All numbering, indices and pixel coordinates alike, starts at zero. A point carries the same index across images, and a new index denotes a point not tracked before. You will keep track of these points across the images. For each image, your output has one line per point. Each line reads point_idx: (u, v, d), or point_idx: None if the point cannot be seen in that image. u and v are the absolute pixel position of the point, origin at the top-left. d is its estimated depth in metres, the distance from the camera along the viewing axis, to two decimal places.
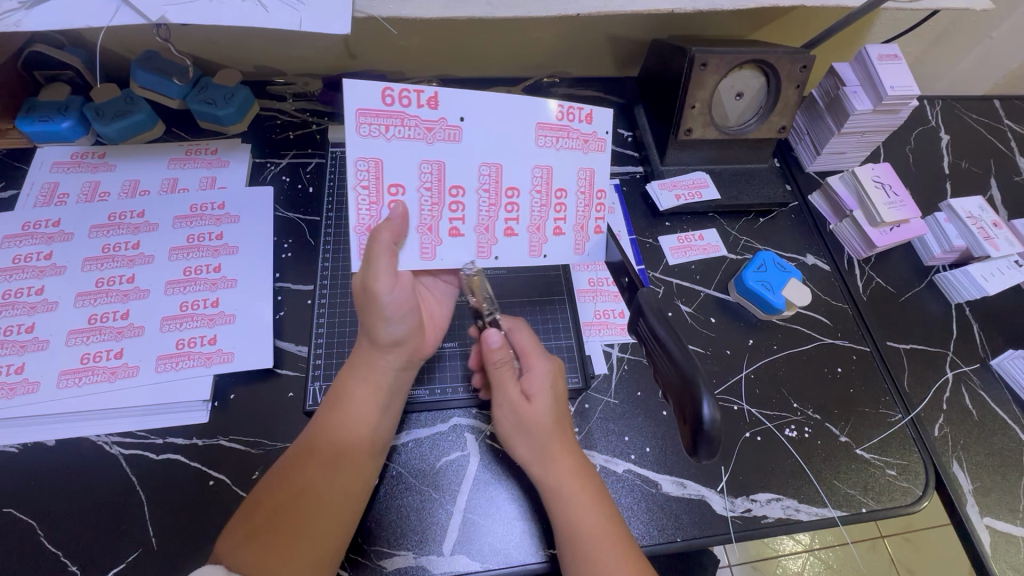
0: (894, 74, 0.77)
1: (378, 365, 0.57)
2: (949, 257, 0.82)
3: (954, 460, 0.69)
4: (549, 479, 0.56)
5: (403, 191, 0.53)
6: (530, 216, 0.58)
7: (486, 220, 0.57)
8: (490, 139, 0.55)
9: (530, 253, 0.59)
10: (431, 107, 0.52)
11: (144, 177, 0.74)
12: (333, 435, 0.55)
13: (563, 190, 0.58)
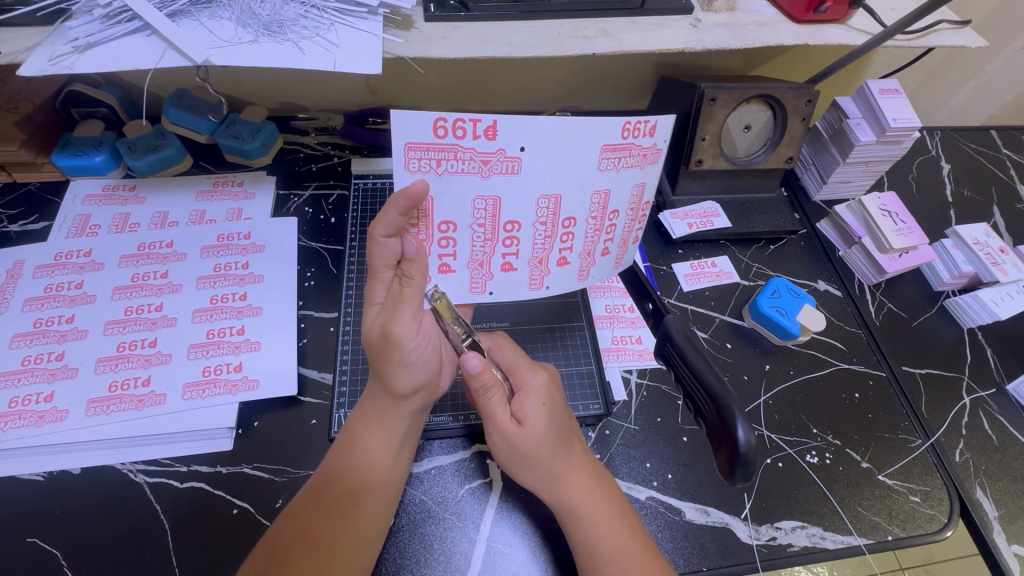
0: (897, 108, 0.80)
1: (393, 412, 0.55)
2: (958, 283, 0.83)
3: (977, 486, 0.68)
4: (565, 503, 0.56)
5: (455, 228, 0.55)
6: (583, 243, 0.59)
7: (539, 252, 0.59)
8: (551, 173, 0.54)
9: (576, 279, 0.62)
10: (488, 138, 0.51)
11: (172, 209, 0.76)
12: (345, 479, 0.54)
13: (615, 212, 0.58)
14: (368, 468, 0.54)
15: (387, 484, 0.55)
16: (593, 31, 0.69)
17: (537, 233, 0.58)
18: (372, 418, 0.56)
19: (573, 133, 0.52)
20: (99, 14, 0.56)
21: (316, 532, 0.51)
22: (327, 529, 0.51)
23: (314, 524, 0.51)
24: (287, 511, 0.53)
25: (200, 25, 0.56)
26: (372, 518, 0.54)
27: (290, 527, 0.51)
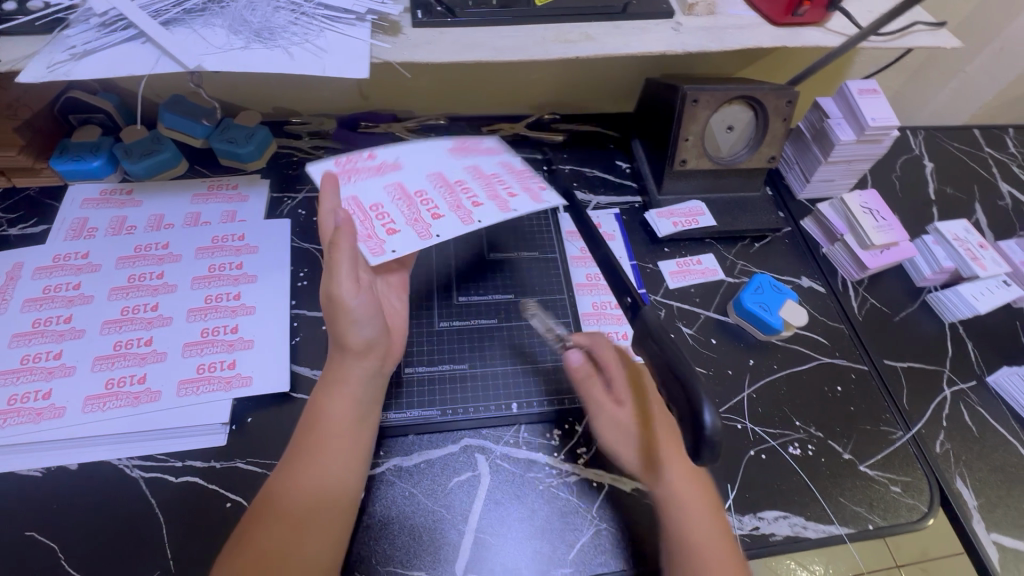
0: (875, 107, 0.81)
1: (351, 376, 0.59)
2: (939, 278, 0.85)
3: (957, 476, 0.70)
4: (665, 488, 0.59)
5: (381, 207, 0.66)
6: (485, 192, 0.70)
7: (455, 202, 0.68)
8: (428, 163, 0.72)
9: (501, 211, 0.67)
10: (371, 157, 0.71)
11: (168, 212, 0.78)
12: (296, 483, 0.53)
13: (495, 173, 0.73)
14: (319, 467, 0.54)
15: (345, 486, 0.55)
16: (577, 35, 0.72)
17: (448, 205, 0.67)
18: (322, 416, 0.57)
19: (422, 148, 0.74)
20: (96, 22, 0.58)
21: (277, 529, 0.51)
22: (289, 521, 0.51)
23: (276, 522, 0.51)
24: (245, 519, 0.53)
25: (193, 33, 0.59)
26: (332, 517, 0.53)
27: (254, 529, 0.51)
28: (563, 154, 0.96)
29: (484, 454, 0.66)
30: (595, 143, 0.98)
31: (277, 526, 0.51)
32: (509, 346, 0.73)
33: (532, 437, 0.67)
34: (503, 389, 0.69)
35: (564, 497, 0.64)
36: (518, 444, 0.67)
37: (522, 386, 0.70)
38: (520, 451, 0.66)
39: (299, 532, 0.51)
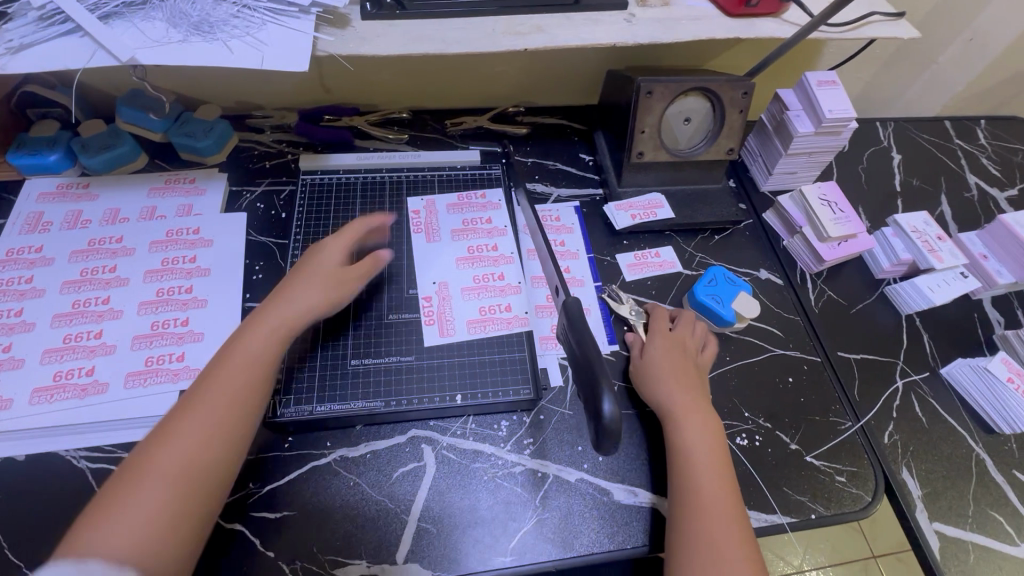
0: (833, 99, 0.81)
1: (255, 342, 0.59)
2: (898, 270, 0.85)
3: (903, 466, 0.70)
4: (675, 408, 0.65)
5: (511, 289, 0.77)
6: (480, 237, 0.81)
7: (490, 260, 0.79)
8: (427, 264, 0.78)
9: (507, 234, 0.82)
10: (427, 296, 0.75)
11: (124, 206, 0.78)
12: (176, 435, 0.52)
13: (468, 217, 0.84)
14: (204, 414, 0.54)
15: (235, 431, 0.55)
16: (527, 27, 0.71)
17: (495, 263, 0.79)
18: (218, 370, 0.57)
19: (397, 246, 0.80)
20: (34, 16, 0.58)
21: (156, 479, 0.50)
22: (170, 475, 0.50)
23: (157, 471, 0.50)
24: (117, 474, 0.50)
25: (132, 26, 0.59)
26: (219, 459, 0.53)
27: (125, 485, 0.49)
28: (526, 147, 0.96)
29: (431, 445, 0.66)
30: (559, 136, 0.98)
31: (157, 476, 0.50)
32: (459, 338, 0.72)
33: (479, 428, 0.68)
34: (450, 380, 0.69)
35: (509, 487, 0.64)
36: (465, 435, 0.67)
37: (470, 377, 0.70)
38: (466, 442, 0.67)
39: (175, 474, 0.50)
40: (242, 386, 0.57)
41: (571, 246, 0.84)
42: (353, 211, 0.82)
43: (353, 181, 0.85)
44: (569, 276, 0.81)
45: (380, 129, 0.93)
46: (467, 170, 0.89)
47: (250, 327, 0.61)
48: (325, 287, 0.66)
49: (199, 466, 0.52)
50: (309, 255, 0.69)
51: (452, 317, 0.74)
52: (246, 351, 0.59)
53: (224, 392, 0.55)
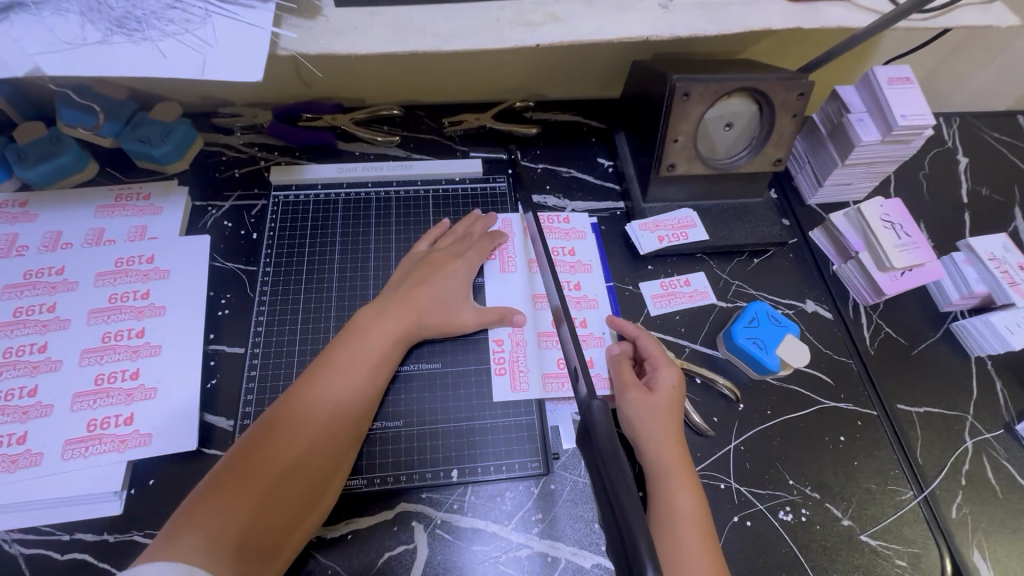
0: (906, 101, 0.68)
1: (353, 362, 0.56)
2: (968, 303, 0.73)
3: (974, 548, 0.60)
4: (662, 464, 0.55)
5: (594, 334, 0.67)
6: (582, 275, 0.72)
7: (575, 300, 0.69)
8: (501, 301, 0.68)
9: (591, 270, 0.72)
10: (501, 342, 0.65)
11: (67, 228, 0.67)
12: (256, 470, 0.48)
13: (568, 246, 0.73)
14: (294, 452, 0.50)
15: (315, 483, 0.50)
16: (538, 16, 0.58)
17: (578, 305, 0.69)
18: (307, 406, 0.52)
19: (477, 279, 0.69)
20: None
21: (229, 519, 0.45)
22: (253, 493, 0.47)
23: (229, 506, 0.46)
24: (190, 496, 0.47)
25: (39, 21, 0.46)
26: (293, 514, 0.49)
27: (199, 509, 0.45)
28: (536, 151, 0.82)
29: (422, 522, 0.56)
30: (574, 137, 0.84)
31: (230, 515, 0.45)
32: (454, 397, 0.62)
33: (479, 502, 0.58)
34: (445, 450, 0.60)
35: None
36: (461, 511, 0.57)
37: (466, 447, 0.60)
38: (462, 518, 0.57)
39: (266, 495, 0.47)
40: (329, 432, 0.52)
41: (581, 256, 0.73)
42: (332, 234, 0.70)
43: (334, 197, 0.73)
44: (579, 294, 0.70)
45: (367, 130, 0.80)
46: (467, 182, 0.77)
47: (344, 355, 0.56)
48: (414, 328, 0.60)
49: (272, 522, 0.47)
50: (403, 291, 0.62)
51: (528, 368, 0.64)
52: (344, 385, 0.54)
53: (312, 433, 0.51)
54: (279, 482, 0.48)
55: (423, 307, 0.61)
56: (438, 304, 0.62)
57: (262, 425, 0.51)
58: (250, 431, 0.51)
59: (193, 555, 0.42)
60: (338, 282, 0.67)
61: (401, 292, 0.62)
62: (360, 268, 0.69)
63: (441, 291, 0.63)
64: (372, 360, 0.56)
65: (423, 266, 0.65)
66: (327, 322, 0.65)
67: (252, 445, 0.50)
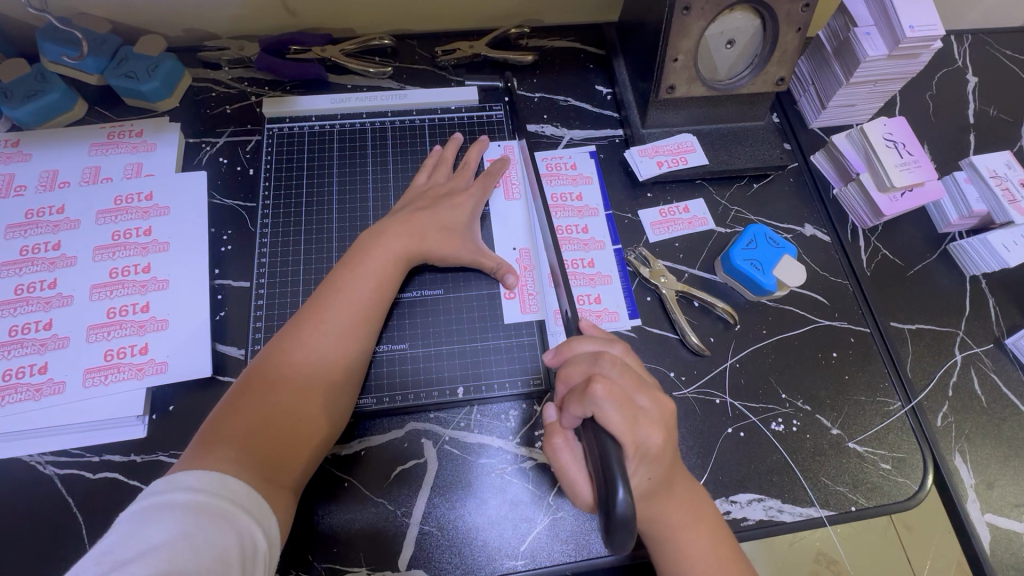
0: (914, 12, 0.66)
1: (356, 287, 0.56)
2: (966, 223, 0.73)
3: (956, 452, 0.63)
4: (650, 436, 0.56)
5: (599, 273, 0.68)
6: (589, 221, 0.71)
7: (583, 243, 0.70)
8: (510, 228, 0.69)
9: (599, 215, 0.72)
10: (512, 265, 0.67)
11: (63, 166, 0.67)
12: (274, 390, 0.51)
13: (574, 193, 0.73)
14: (307, 374, 0.52)
15: (330, 399, 0.53)
16: None
17: (586, 247, 0.69)
18: (312, 331, 0.54)
19: (498, 208, 0.70)
20: None
21: (252, 436, 0.48)
22: (274, 409, 0.50)
23: (253, 424, 0.49)
24: (211, 417, 0.49)
25: None
26: (313, 428, 0.51)
27: (221, 429, 0.48)
28: (533, 79, 0.80)
29: (431, 440, 0.60)
30: (571, 64, 0.82)
31: (253, 432, 0.48)
32: (455, 323, 0.64)
33: (485, 420, 0.61)
34: (451, 370, 0.62)
35: (516, 485, 0.58)
36: (467, 428, 0.60)
37: (470, 368, 0.62)
38: (469, 435, 0.60)
39: (285, 410, 0.50)
40: (336, 353, 0.54)
41: (589, 201, 0.72)
42: (328, 166, 0.70)
43: (329, 129, 0.72)
44: (587, 236, 0.70)
45: (359, 61, 0.78)
46: (463, 111, 0.75)
47: (346, 280, 0.57)
48: (415, 248, 0.61)
49: (290, 440, 0.50)
50: (405, 213, 0.62)
51: (535, 292, 0.66)
52: (348, 309, 0.55)
53: (319, 358, 0.53)
54: (293, 404, 0.51)
55: (427, 231, 0.62)
56: (442, 227, 0.63)
57: (275, 348, 0.53)
58: (265, 354, 0.53)
59: (225, 463, 0.45)
60: (338, 213, 0.67)
61: (402, 215, 0.62)
62: (359, 199, 0.68)
63: (446, 218, 0.63)
64: (372, 284, 0.57)
65: (426, 198, 0.65)
66: (328, 254, 0.65)
67: (265, 370, 0.52)
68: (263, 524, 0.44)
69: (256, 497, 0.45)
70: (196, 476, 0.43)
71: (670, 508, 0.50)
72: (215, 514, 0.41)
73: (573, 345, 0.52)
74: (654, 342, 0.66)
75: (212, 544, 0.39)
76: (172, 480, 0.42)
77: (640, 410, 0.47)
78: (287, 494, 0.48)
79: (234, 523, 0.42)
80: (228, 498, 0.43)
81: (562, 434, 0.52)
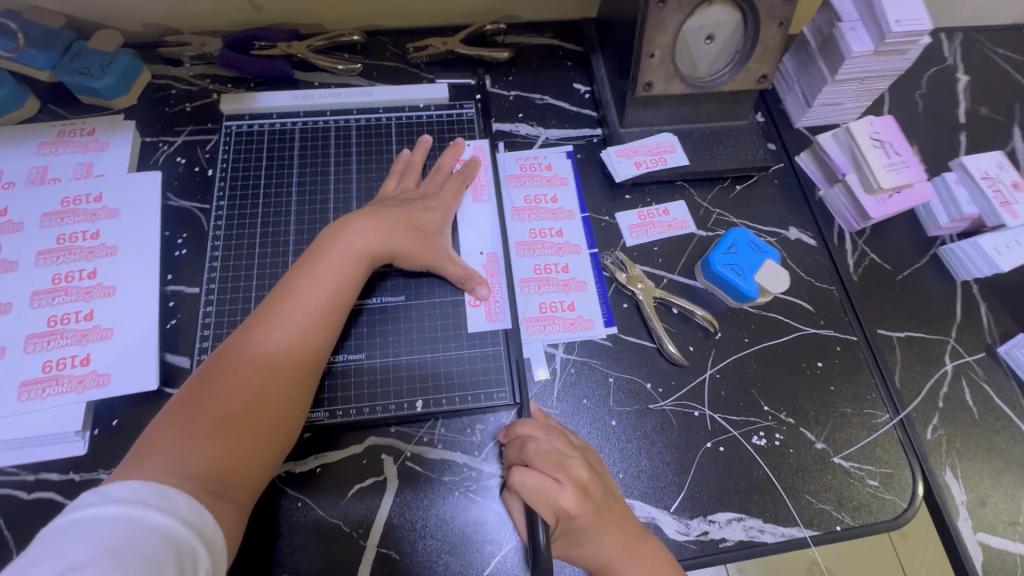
0: (901, 6, 0.63)
1: (315, 286, 0.53)
2: (957, 227, 0.70)
3: (946, 468, 0.60)
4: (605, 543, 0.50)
5: (573, 278, 0.65)
6: (563, 224, 0.68)
7: (556, 247, 0.66)
8: (478, 233, 0.66)
9: (574, 217, 0.68)
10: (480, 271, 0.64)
11: (8, 166, 0.64)
12: (220, 399, 0.47)
13: (549, 195, 0.69)
14: (257, 382, 0.48)
15: (282, 409, 0.49)
16: None
17: (559, 251, 0.66)
18: (266, 332, 0.50)
19: (467, 212, 0.67)
20: None
21: (197, 447, 0.44)
22: (223, 417, 0.46)
23: (195, 435, 0.45)
24: (153, 427, 0.46)
25: None
26: (262, 441, 0.48)
27: (163, 439, 0.44)
28: (508, 77, 0.77)
29: (392, 455, 0.56)
30: (548, 61, 0.79)
31: (198, 442, 0.45)
32: (419, 330, 0.61)
33: (450, 434, 0.57)
34: (415, 379, 0.59)
35: (482, 504, 0.55)
36: (431, 443, 0.57)
37: (434, 377, 0.59)
38: (433, 450, 0.57)
39: (235, 418, 0.47)
40: (291, 357, 0.50)
41: (564, 203, 0.69)
42: (290, 166, 0.67)
43: (291, 128, 0.69)
44: (561, 240, 0.67)
45: (326, 57, 0.75)
46: (434, 110, 0.72)
47: (303, 281, 0.53)
48: (379, 247, 0.57)
49: (240, 451, 0.46)
50: (371, 212, 0.59)
51: (503, 299, 0.63)
52: (304, 311, 0.52)
53: (274, 363, 0.49)
54: (243, 411, 0.47)
55: (393, 228, 0.58)
56: (408, 227, 0.59)
57: (225, 351, 0.50)
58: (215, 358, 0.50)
59: (161, 477, 0.42)
60: (298, 213, 0.64)
61: (367, 212, 0.59)
62: (320, 200, 0.65)
63: (416, 217, 0.61)
64: (332, 284, 0.54)
65: (392, 200, 0.62)
66: (285, 259, 0.62)
67: (214, 375, 0.48)
68: (206, 540, 0.40)
69: (198, 511, 0.41)
70: (127, 487, 0.39)
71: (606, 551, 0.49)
72: (146, 528, 0.37)
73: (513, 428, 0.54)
74: (630, 351, 0.63)
75: (143, 558, 0.36)
76: (101, 492, 0.38)
77: (558, 485, 0.48)
78: (236, 509, 0.45)
79: (171, 534, 0.38)
80: (164, 509, 0.39)
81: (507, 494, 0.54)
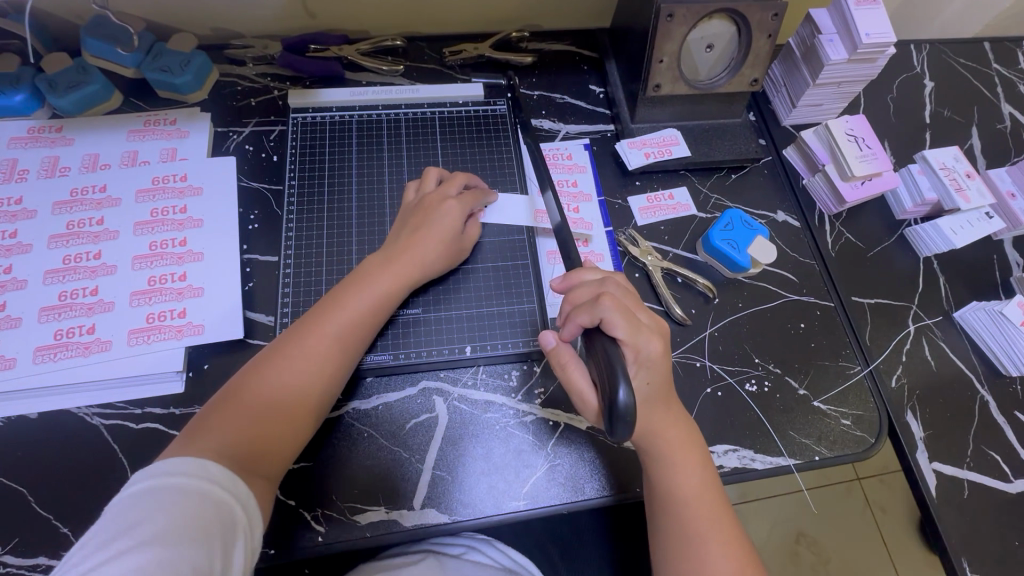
0: (871, 21, 0.75)
1: (349, 303, 0.61)
2: (920, 210, 0.82)
3: (908, 410, 0.71)
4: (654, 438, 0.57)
5: (591, 252, 0.75)
6: (583, 206, 0.78)
7: (578, 224, 0.77)
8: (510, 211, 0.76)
9: (593, 200, 0.79)
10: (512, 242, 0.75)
11: (104, 150, 0.73)
12: (262, 387, 0.56)
13: (571, 181, 0.80)
14: (292, 379, 0.57)
15: (308, 405, 0.57)
16: None
17: (580, 229, 0.77)
18: (307, 340, 0.59)
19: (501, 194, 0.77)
20: None
21: (238, 429, 0.53)
22: (260, 407, 0.55)
23: (232, 423, 0.53)
24: (210, 405, 0.55)
25: None
26: (288, 431, 0.56)
27: (216, 417, 0.54)
28: (532, 78, 0.88)
29: (443, 396, 0.66)
30: (567, 65, 0.90)
31: (240, 424, 0.54)
32: (464, 293, 0.71)
33: (491, 378, 0.68)
34: (460, 333, 0.69)
35: (519, 435, 0.65)
36: (475, 386, 0.67)
37: (477, 332, 0.69)
38: (477, 392, 0.67)
39: (270, 409, 0.55)
40: (322, 365, 0.58)
41: (583, 188, 0.80)
42: (348, 153, 0.77)
43: (348, 119, 0.79)
44: (581, 219, 0.77)
45: (372, 59, 0.85)
46: (470, 106, 0.83)
47: (343, 296, 0.62)
48: (407, 271, 0.64)
49: (272, 436, 0.55)
50: (401, 240, 0.65)
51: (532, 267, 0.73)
52: (338, 326, 0.60)
53: (310, 367, 0.58)
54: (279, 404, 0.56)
55: (419, 252, 0.65)
56: (431, 244, 0.66)
57: (274, 347, 0.59)
58: (263, 354, 0.59)
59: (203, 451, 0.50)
60: (356, 193, 0.74)
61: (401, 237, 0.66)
62: (375, 183, 0.75)
63: (437, 231, 0.66)
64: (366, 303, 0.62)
65: (417, 211, 0.67)
66: (349, 233, 0.72)
67: (262, 368, 0.57)
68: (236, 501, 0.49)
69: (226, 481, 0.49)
70: (174, 461, 0.48)
71: (664, 433, 0.57)
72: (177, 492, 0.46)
73: (580, 274, 0.61)
74: None
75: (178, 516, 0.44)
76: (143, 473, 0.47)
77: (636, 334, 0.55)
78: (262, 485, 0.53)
79: (213, 497, 0.47)
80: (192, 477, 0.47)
81: (567, 356, 0.60)
